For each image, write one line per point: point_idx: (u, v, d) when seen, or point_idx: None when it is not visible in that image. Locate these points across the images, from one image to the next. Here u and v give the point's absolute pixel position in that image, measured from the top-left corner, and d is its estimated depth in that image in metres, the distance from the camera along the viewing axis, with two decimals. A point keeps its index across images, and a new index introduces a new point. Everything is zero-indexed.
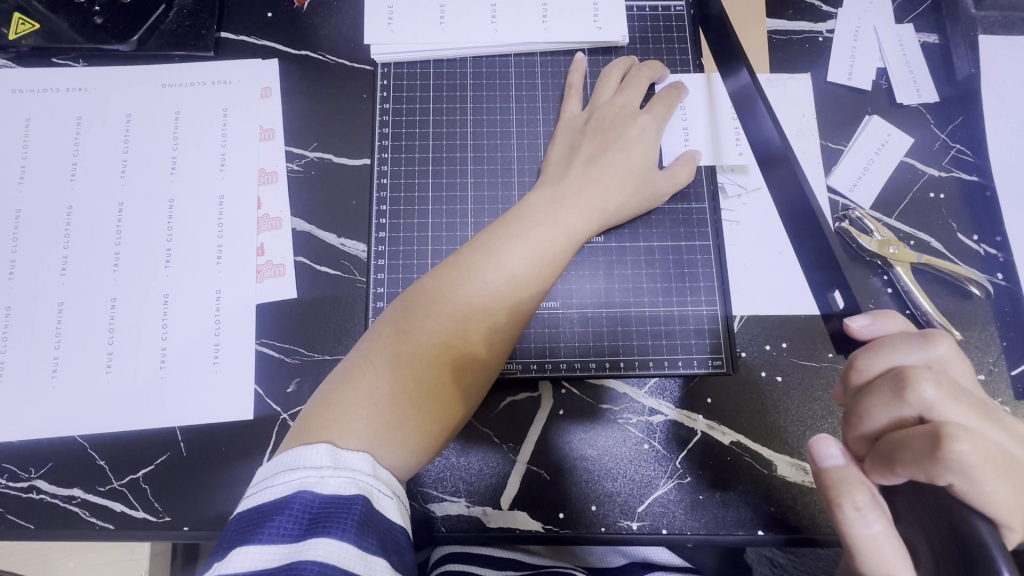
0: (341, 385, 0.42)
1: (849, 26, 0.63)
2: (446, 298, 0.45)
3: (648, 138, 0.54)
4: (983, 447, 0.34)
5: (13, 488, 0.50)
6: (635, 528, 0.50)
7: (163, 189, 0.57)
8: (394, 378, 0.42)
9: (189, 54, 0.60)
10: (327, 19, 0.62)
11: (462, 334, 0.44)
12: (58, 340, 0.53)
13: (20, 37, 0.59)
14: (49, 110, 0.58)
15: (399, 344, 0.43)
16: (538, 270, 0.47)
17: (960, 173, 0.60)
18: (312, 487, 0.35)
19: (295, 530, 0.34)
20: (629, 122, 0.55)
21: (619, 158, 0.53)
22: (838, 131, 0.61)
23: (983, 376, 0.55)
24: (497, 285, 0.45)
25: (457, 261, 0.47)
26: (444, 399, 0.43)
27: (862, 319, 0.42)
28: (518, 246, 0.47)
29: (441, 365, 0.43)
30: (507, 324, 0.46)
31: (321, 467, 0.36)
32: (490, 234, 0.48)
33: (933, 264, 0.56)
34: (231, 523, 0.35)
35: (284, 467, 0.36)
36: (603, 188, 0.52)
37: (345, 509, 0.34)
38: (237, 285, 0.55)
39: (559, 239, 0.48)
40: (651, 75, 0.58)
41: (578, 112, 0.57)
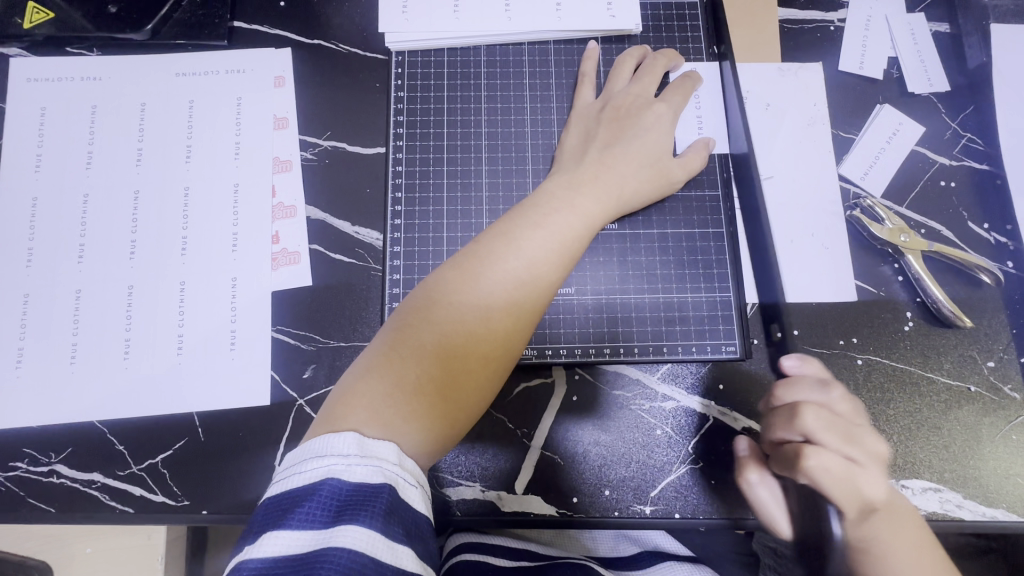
0: (365, 373, 0.42)
1: (861, 15, 0.63)
2: (467, 288, 0.45)
3: (663, 126, 0.55)
4: (829, 462, 0.44)
5: (34, 472, 0.51)
6: (648, 512, 0.51)
7: (178, 177, 0.57)
8: (418, 368, 0.42)
9: (203, 43, 0.61)
10: (340, 8, 0.62)
11: (483, 322, 0.44)
12: (76, 327, 0.53)
13: (34, 26, 0.60)
14: (64, 99, 0.59)
15: (421, 334, 0.43)
16: (557, 258, 0.47)
17: (971, 161, 0.60)
18: (340, 474, 0.35)
19: (324, 517, 0.34)
20: (643, 110, 0.55)
21: (633, 146, 0.53)
22: (850, 120, 0.61)
23: (993, 363, 0.55)
24: (517, 273, 0.46)
25: (476, 250, 0.47)
26: (467, 387, 0.44)
27: (795, 361, 0.50)
28: (536, 235, 0.47)
29: (463, 353, 0.43)
30: (528, 312, 0.46)
31: (348, 455, 0.36)
32: (508, 224, 0.48)
33: (944, 252, 0.56)
34: (260, 507, 0.36)
35: (312, 454, 0.37)
36: (618, 174, 0.52)
37: (372, 498, 0.35)
38: (252, 273, 0.55)
39: (576, 227, 0.49)
40: (665, 64, 0.58)
41: (591, 100, 0.58)
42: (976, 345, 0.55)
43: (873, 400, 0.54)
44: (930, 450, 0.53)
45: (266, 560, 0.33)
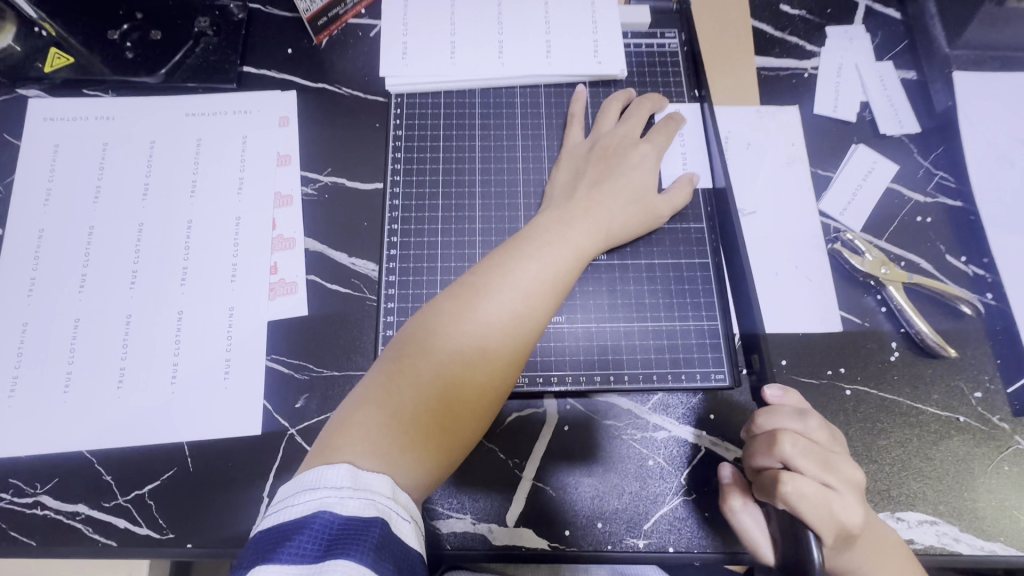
0: (361, 405, 0.43)
1: (832, 63, 0.68)
2: (462, 319, 0.46)
3: (646, 162, 0.57)
4: (805, 488, 0.44)
5: (18, 503, 0.50)
6: (641, 546, 0.50)
7: (182, 211, 0.59)
8: (413, 399, 0.43)
9: (213, 86, 0.64)
10: (344, 55, 0.66)
11: (479, 352, 0.45)
12: (72, 356, 0.54)
13: (55, 70, 0.63)
14: (77, 137, 0.62)
15: (416, 365, 0.44)
16: (548, 289, 0.49)
17: (945, 198, 0.63)
18: (332, 507, 0.35)
19: (314, 551, 0.33)
20: (628, 148, 0.58)
21: (620, 182, 0.56)
22: (827, 159, 0.64)
23: (979, 394, 0.56)
24: (510, 304, 0.47)
25: (473, 282, 0.48)
26: (462, 418, 0.44)
27: (777, 389, 0.50)
28: (530, 267, 0.49)
29: (459, 383, 0.44)
30: (523, 341, 0.47)
31: (340, 488, 0.36)
32: (501, 257, 0.50)
33: (925, 284, 0.58)
34: (252, 543, 0.36)
35: (305, 488, 0.37)
36: (607, 208, 0.54)
37: (363, 531, 0.35)
38: (249, 303, 0.56)
39: (567, 259, 0.51)
40: (652, 107, 0.62)
41: (581, 139, 0.61)
42: (962, 375, 0.56)
43: (863, 430, 0.54)
44: (923, 481, 0.53)
45: None
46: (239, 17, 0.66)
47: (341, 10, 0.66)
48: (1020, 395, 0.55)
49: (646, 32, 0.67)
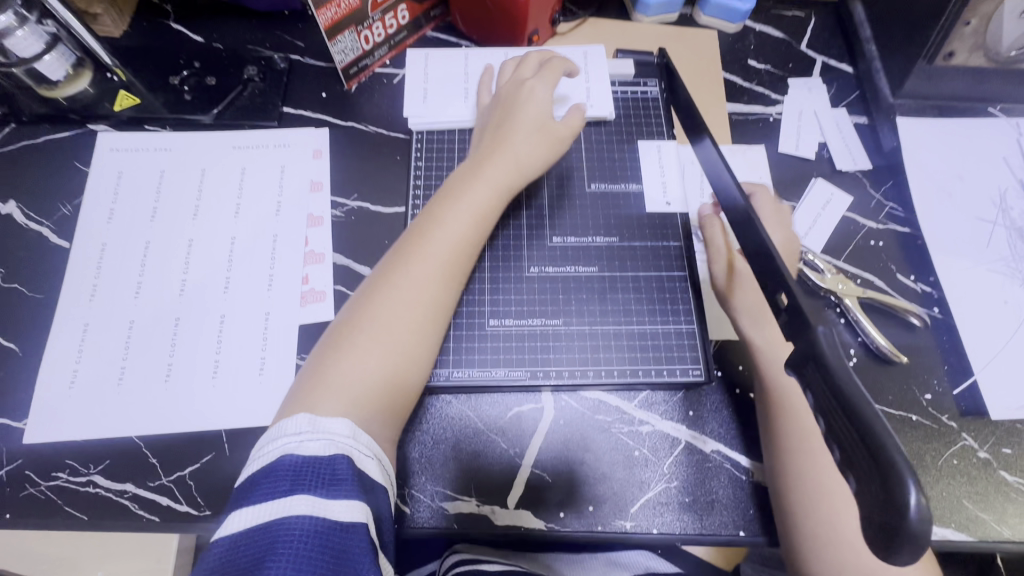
0: (319, 361, 0.52)
1: (794, 109, 0.78)
2: (389, 284, 0.55)
3: (538, 91, 0.68)
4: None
5: (72, 482, 0.56)
6: (628, 527, 0.56)
7: (227, 228, 0.68)
8: (358, 354, 0.52)
9: (257, 123, 0.74)
10: (371, 98, 0.77)
11: (416, 289, 0.55)
12: (126, 352, 0.61)
13: (122, 108, 0.73)
14: (138, 165, 0.71)
15: (354, 327, 0.53)
16: (460, 243, 0.58)
17: (895, 225, 0.71)
18: (294, 450, 0.44)
19: (283, 487, 0.42)
20: (519, 86, 0.68)
21: (521, 119, 0.66)
22: (791, 190, 0.73)
23: (930, 395, 0.63)
24: (422, 267, 0.56)
25: (407, 238, 0.58)
26: (407, 354, 0.53)
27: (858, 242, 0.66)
28: (451, 211, 0.59)
29: (405, 316, 0.54)
30: (454, 270, 0.57)
31: (300, 432, 0.45)
32: (413, 232, 0.59)
33: (878, 298, 0.66)
34: (236, 488, 0.44)
35: (272, 438, 0.46)
36: (515, 141, 0.64)
37: (324, 467, 0.43)
38: (284, 308, 0.64)
39: (488, 198, 0.61)
40: (562, 66, 0.71)
41: (489, 95, 0.72)
42: (914, 379, 0.63)
43: None
44: None
45: (234, 529, 0.40)
46: (281, 66, 0.77)
47: (369, 62, 0.77)
48: (966, 396, 0.62)
49: (631, 81, 0.78)
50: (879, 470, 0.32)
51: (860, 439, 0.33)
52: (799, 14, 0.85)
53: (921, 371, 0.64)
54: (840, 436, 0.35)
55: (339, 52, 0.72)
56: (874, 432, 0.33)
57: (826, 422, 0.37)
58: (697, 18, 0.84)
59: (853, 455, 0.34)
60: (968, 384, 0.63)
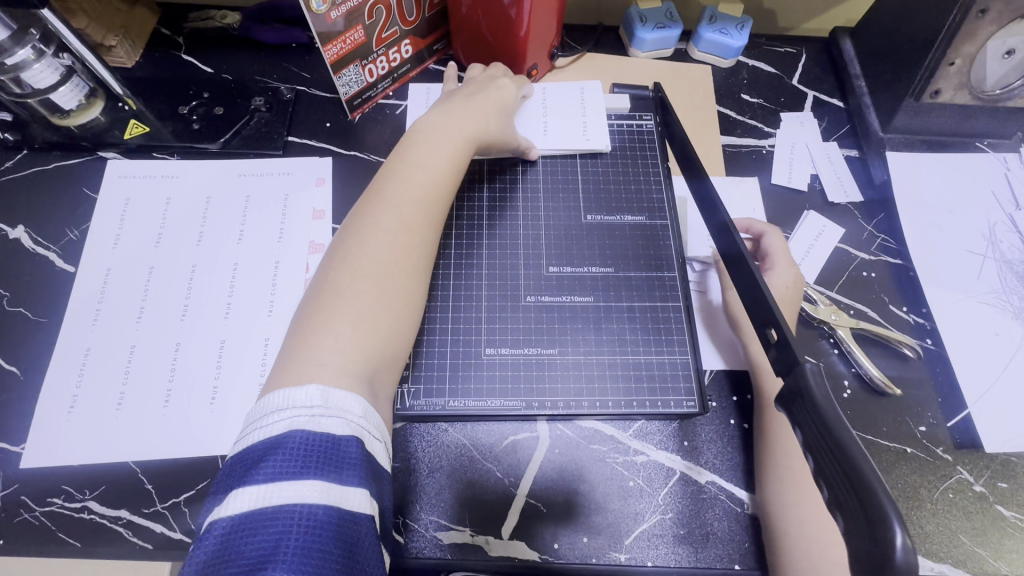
0: (304, 332, 0.50)
1: (786, 142, 0.80)
2: (363, 248, 0.55)
3: (505, 90, 0.74)
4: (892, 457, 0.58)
5: (67, 508, 0.57)
6: (623, 559, 0.56)
7: (230, 254, 0.69)
8: (346, 318, 0.50)
9: (262, 152, 0.76)
10: (374, 128, 0.79)
11: (395, 244, 0.56)
12: (126, 377, 0.62)
13: (131, 136, 0.75)
14: (145, 192, 0.73)
15: (332, 293, 0.52)
16: (430, 196, 0.61)
17: (887, 257, 0.72)
18: (304, 426, 0.42)
19: (292, 465, 0.40)
20: (486, 84, 0.74)
21: (482, 101, 0.71)
22: (783, 221, 0.74)
23: (924, 428, 0.63)
24: (391, 227, 0.57)
25: (375, 197, 0.59)
26: (396, 306, 0.54)
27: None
28: (419, 169, 0.62)
29: (389, 269, 0.55)
30: (426, 221, 0.60)
31: (311, 405, 0.44)
32: (368, 201, 0.60)
33: (871, 330, 0.66)
34: (234, 461, 0.42)
35: (276, 409, 0.44)
36: (473, 114, 0.68)
37: (336, 448, 0.42)
38: (283, 333, 0.65)
39: (450, 156, 0.64)
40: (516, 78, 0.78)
41: (454, 87, 0.75)
42: (908, 411, 0.64)
43: None
44: None
45: (238, 511, 0.38)
46: (287, 97, 0.80)
47: (372, 93, 0.79)
48: (960, 429, 0.63)
49: (627, 114, 0.80)
50: (868, 515, 0.32)
51: (849, 481, 0.34)
52: (791, 50, 0.88)
53: (912, 404, 0.64)
54: (829, 477, 0.36)
55: (343, 85, 0.74)
56: (863, 476, 0.33)
57: (814, 461, 0.37)
58: (692, 54, 0.87)
59: (841, 497, 0.34)
60: (961, 416, 0.63)
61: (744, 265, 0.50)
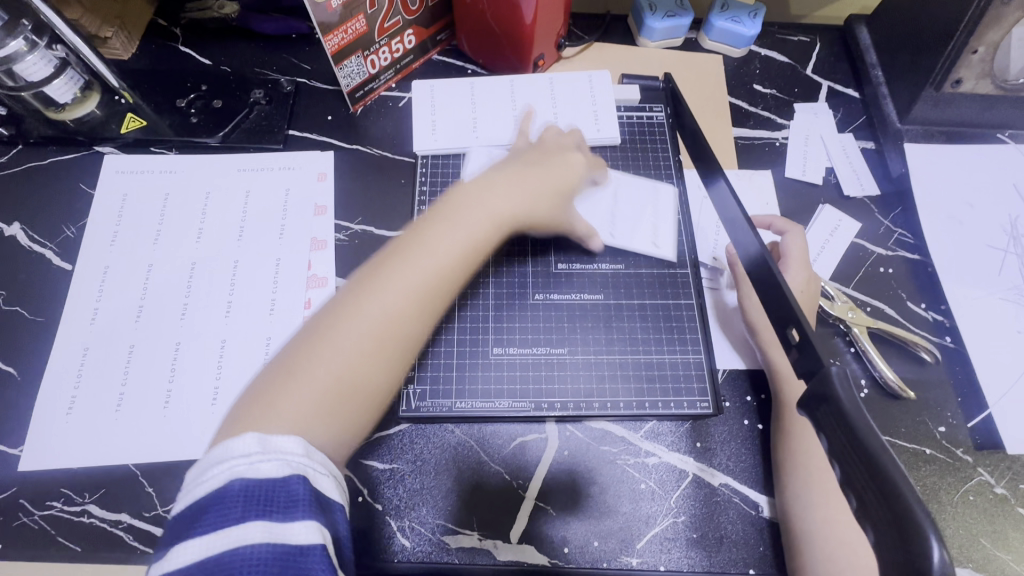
0: (278, 378, 0.46)
1: (800, 134, 0.78)
2: (361, 304, 0.49)
3: (575, 168, 0.65)
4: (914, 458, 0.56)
5: (66, 511, 0.55)
6: (634, 564, 0.54)
7: (230, 252, 0.68)
8: (323, 373, 0.46)
9: (262, 146, 0.74)
10: (376, 121, 0.77)
11: (397, 313, 0.49)
12: (125, 378, 0.61)
13: (128, 131, 0.74)
14: (143, 187, 0.71)
15: (322, 339, 0.48)
16: (447, 276, 0.52)
17: (904, 252, 0.70)
18: (241, 474, 0.39)
19: (233, 515, 0.37)
20: (562, 152, 0.66)
21: (543, 175, 0.62)
22: (798, 216, 0.72)
23: (943, 428, 0.61)
24: (413, 281, 0.50)
25: (399, 247, 0.53)
26: (363, 383, 0.47)
27: None
28: (448, 231, 0.53)
29: (372, 346, 0.48)
30: (428, 317, 0.51)
31: (248, 454, 0.40)
32: (408, 238, 0.53)
33: (888, 329, 0.65)
34: (175, 517, 0.39)
35: (214, 462, 0.40)
36: (529, 191, 0.60)
37: (278, 490, 0.39)
38: (285, 333, 0.63)
39: (477, 241, 0.54)
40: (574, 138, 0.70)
41: (525, 144, 0.69)
42: (926, 411, 0.62)
43: None
44: None
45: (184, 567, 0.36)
46: (288, 89, 0.78)
47: (375, 85, 0.77)
48: (980, 429, 0.61)
49: (636, 106, 0.78)
50: (901, 526, 0.30)
51: (880, 490, 0.32)
52: (805, 39, 0.86)
53: (931, 404, 0.62)
54: (857, 485, 0.34)
55: (345, 77, 0.72)
56: (896, 485, 0.32)
57: (840, 469, 0.35)
58: (703, 43, 0.85)
59: (871, 506, 0.32)
60: (982, 416, 0.61)
61: (765, 265, 0.48)
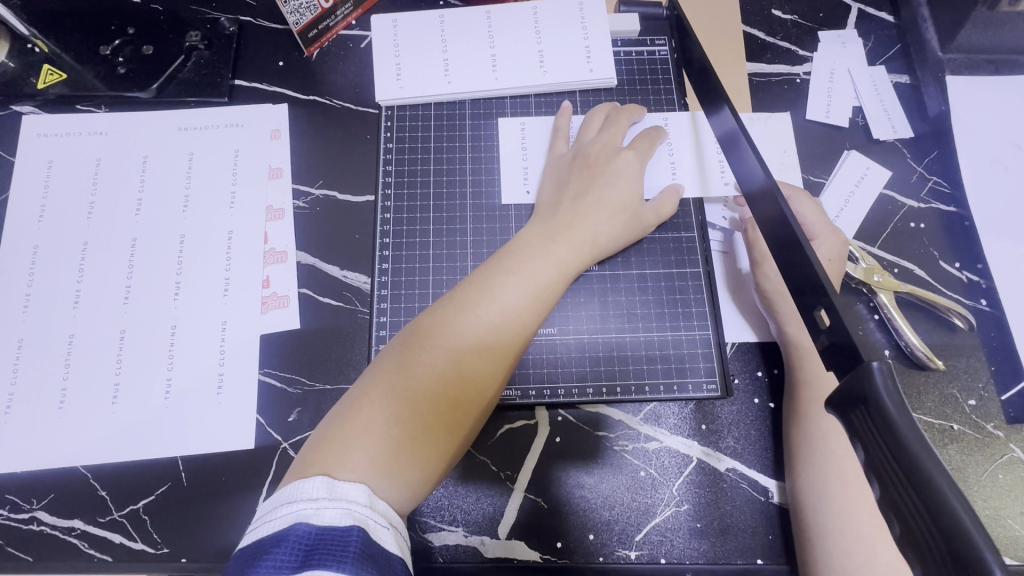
0: (343, 418, 0.43)
1: (824, 68, 0.67)
2: (433, 343, 0.45)
3: (632, 174, 0.57)
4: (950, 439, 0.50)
5: (15, 519, 0.51)
6: (633, 557, 0.50)
7: (175, 225, 0.60)
8: (400, 414, 0.43)
9: (204, 100, 0.64)
10: (335, 67, 0.66)
11: (471, 357, 0.45)
12: (66, 371, 0.54)
13: (47, 86, 0.64)
14: (70, 153, 0.62)
15: (398, 379, 0.44)
16: (521, 313, 0.48)
17: (939, 204, 0.62)
18: (308, 519, 0.36)
19: (291, 562, 0.34)
20: (612, 158, 0.57)
21: (605, 192, 0.55)
22: (819, 165, 0.64)
23: (973, 401, 0.55)
24: (492, 318, 0.47)
25: (475, 279, 0.49)
26: (437, 429, 0.44)
27: None
28: (519, 266, 0.50)
29: (443, 389, 0.44)
30: (502, 359, 0.47)
31: (317, 499, 0.37)
32: (486, 269, 0.50)
33: (917, 293, 0.58)
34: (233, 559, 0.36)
35: (284, 500, 0.37)
36: (590, 223, 0.54)
37: (339, 540, 0.35)
38: (242, 317, 0.57)
39: (550, 274, 0.50)
40: (631, 117, 0.61)
41: (564, 151, 0.60)
42: (956, 383, 0.56)
43: None
44: None
45: None
46: (229, 30, 0.67)
47: (331, 22, 0.66)
48: (1015, 402, 0.55)
49: (636, 39, 0.67)
50: (957, 563, 0.25)
51: (928, 514, 0.26)
52: None
53: (960, 375, 0.56)
54: (901, 509, 0.27)
55: (292, 12, 0.61)
56: (954, 512, 0.25)
57: (878, 484, 0.29)
58: None
59: (918, 532, 0.26)
60: (1017, 386, 0.56)
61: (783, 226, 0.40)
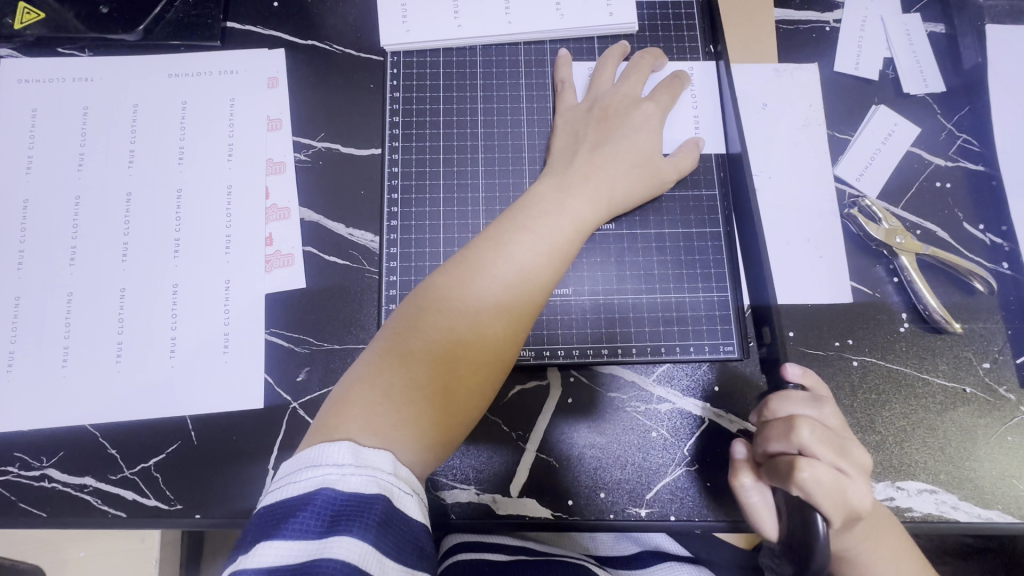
0: (358, 382, 0.42)
1: (857, 15, 0.63)
2: (448, 306, 0.44)
3: (652, 125, 0.54)
4: (823, 478, 0.42)
5: (26, 476, 0.51)
6: (644, 515, 0.51)
7: (171, 179, 0.57)
8: (418, 377, 0.42)
9: (195, 44, 0.60)
10: (334, 8, 0.62)
11: (489, 315, 0.44)
12: (67, 329, 0.53)
13: (25, 26, 0.59)
14: (56, 100, 0.58)
15: (412, 343, 0.43)
16: (539, 269, 0.46)
17: (966, 162, 0.60)
18: (334, 484, 0.35)
19: (316, 527, 0.34)
20: (631, 109, 0.55)
21: (622, 145, 0.53)
22: (846, 120, 0.61)
23: (988, 364, 0.55)
24: (506, 278, 0.45)
25: (486, 237, 0.47)
26: (460, 391, 0.43)
27: None
28: (535, 220, 0.48)
29: (459, 350, 0.43)
30: (520, 317, 0.45)
31: (342, 464, 0.36)
32: (498, 227, 0.48)
33: (938, 255, 0.56)
34: (254, 520, 0.35)
35: (307, 464, 0.36)
36: (609, 174, 0.52)
37: (366, 509, 0.35)
38: (246, 275, 0.55)
39: (566, 230, 0.48)
40: (653, 63, 0.58)
41: (577, 103, 0.57)
42: (971, 346, 0.55)
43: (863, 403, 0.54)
44: (926, 452, 0.53)
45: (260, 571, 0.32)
46: None
47: None
48: None
49: None
50: None
51: None
52: None
53: (977, 339, 0.55)
54: None
55: None
56: None
57: None
58: None
59: None
60: None
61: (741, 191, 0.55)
